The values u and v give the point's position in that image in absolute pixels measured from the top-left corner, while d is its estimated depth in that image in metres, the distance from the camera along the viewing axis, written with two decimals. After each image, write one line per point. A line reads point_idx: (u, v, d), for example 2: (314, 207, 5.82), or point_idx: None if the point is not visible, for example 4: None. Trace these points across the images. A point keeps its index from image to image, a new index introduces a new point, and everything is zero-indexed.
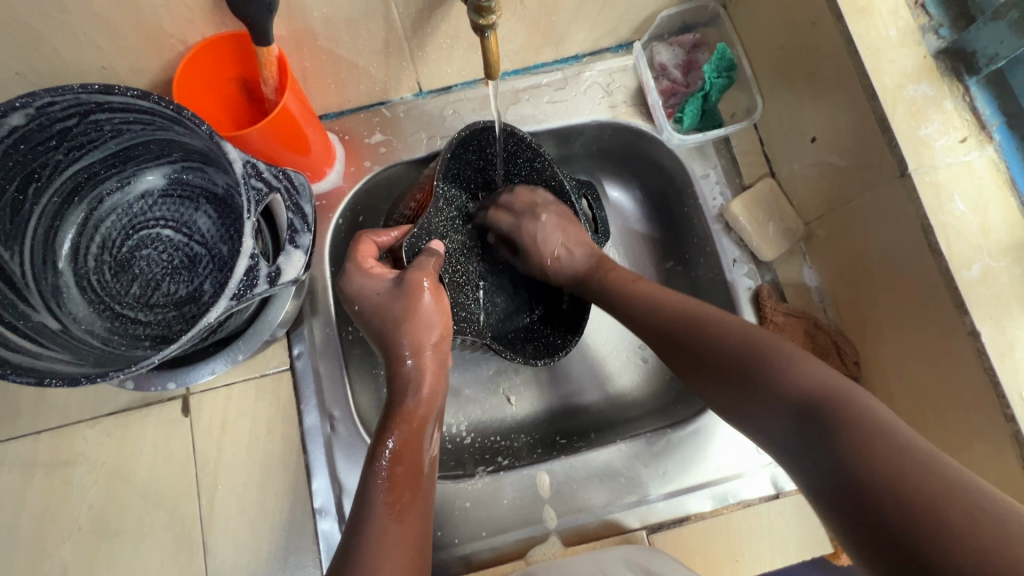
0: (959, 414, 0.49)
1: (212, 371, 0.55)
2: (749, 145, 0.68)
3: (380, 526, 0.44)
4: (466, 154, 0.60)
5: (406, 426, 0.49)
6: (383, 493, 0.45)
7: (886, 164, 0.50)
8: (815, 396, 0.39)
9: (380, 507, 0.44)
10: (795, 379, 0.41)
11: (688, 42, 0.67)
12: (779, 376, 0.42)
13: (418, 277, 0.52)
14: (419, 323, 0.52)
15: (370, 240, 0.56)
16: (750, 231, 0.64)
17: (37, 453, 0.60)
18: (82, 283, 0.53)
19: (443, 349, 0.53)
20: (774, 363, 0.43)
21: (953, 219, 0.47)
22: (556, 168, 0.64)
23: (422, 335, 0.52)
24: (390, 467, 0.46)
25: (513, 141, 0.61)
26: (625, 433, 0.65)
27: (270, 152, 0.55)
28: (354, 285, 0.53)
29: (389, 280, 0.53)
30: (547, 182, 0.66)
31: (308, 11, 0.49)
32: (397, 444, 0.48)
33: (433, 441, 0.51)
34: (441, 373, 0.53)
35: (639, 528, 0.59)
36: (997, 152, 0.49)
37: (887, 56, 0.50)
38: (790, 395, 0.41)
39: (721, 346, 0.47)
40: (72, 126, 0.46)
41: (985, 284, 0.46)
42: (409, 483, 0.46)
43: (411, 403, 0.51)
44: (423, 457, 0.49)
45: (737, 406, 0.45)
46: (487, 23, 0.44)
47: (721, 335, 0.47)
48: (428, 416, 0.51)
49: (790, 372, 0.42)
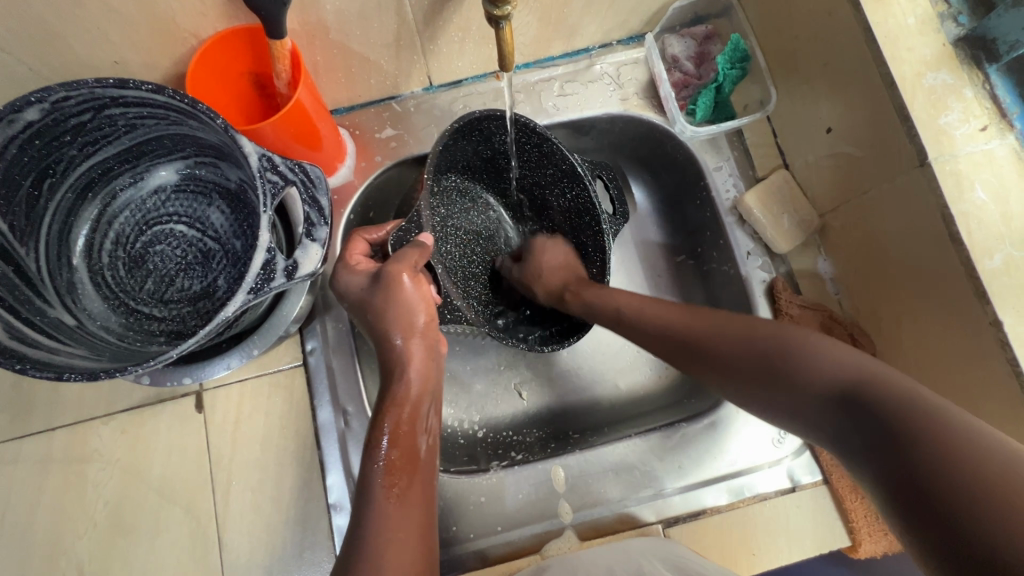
0: (979, 406, 0.49)
1: (227, 366, 0.55)
2: (762, 138, 0.67)
3: (376, 507, 0.44)
4: (469, 145, 0.60)
5: (398, 411, 0.49)
6: (380, 478, 0.45)
7: (905, 153, 0.50)
8: (852, 381, 0.40)
9: (377, 492, 0.45)
10: (822, 368, 0.41)
11: (700, 34, 0.66)
12: (805, 367, 0.42)
13: (393, 270, 0.51)
14: (403, 307, 0.51)
15: (361, 239, 0.58)
16: (765, 224, 0.63)
17: (52, 450, 0.60)
18: (97, 279, 0.53)
19: (431, 338, 0.53)
20: (791, 361, 0.44)
21: (974, 208, 0.46)
22: (567, 151, 0.58)
23: (408, 322, 0.51)
24: (388, 452, 0.46)
25: (517, 128, 0.59)
26: (640, 427, 0.65)
27: (282, 147, 0.55)
28: (341, 283, 0.54)
29: (368, 276, 0.52)
30: (558, 168, 0.61)
31: (321, 3, 0.49)
32: (391, 428, 0.48)
33: (429, 422, 0.51)
34: (431, 360, 0.53)
35: (654, 522, 0.59)
36: (1019, 139, 0.48)
37: (905, 44, 0.49)
38: (830, 385, 0.40)
39: (734, 352, 0.47)
40: (86, 120, 0.46)
41: (1009, 274, 0.45)
42: (405, 467, 0.46)
43: (401, 389, 0.50)
44: (419, 442, 0.49)
45: (769, 404, 0.45)
46: (502, 14, 0.44)
47: (727, 346, 0.48)
48: (420, 399, 0.51)
49: (813, 366, 0.42)
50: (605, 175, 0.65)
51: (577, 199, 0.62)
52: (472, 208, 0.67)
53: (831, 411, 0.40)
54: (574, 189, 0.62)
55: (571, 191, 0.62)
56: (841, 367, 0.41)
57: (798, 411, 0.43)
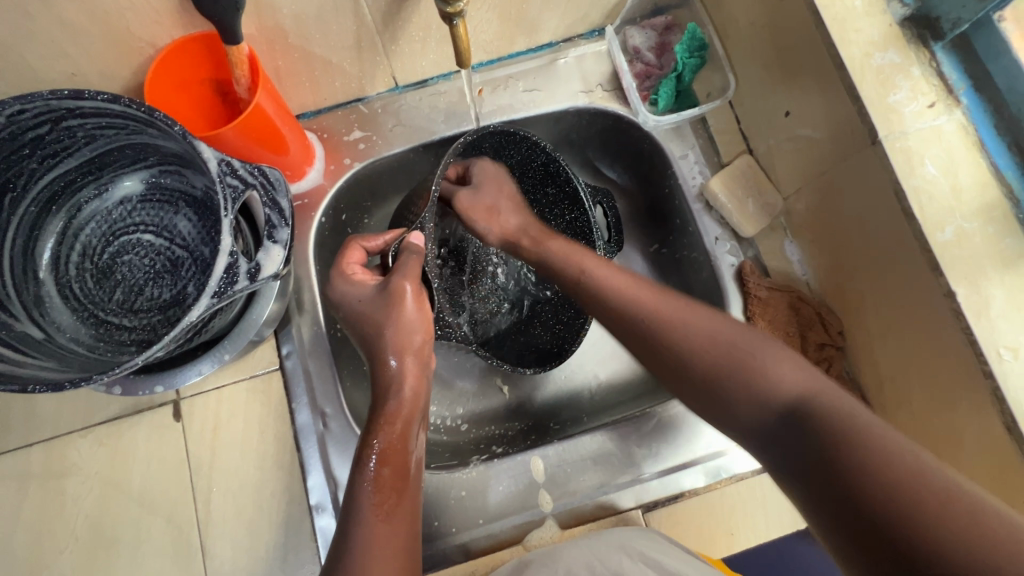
0: (939, 375, 0.50)
1: (199, 373, 0.55)
2: (726, 124, 0.68)
3: (368, 530, 0.44)
4: (479, 155, 0.62)
5: (390, 429, 0.49)
6: (369, 495, 0.45)
7: (857, 132, 0.51)
8: (803, 398, 0.42)
9: (366, 512, 0.44)
10: (773, 382, 0.43)
11: (661, 25, 0.67)
12: (759, 377, 0.44)
13: (401, 284, 0.52)
14: (402, 329, 0.52)
15: (357, 246, 0.58)
16: (730, 209, 0.64)
17: (30, 466, 0.60)
18: (64, 292, 0.53)
19: (425, 355, 0.53)
20: (750, 364, 0.45)
21: (925, 183, 0.47)
22: (572, 173, 0.62)
23: (406, 340, 0.52)
24: (378, 469, 0.46)
25: (529, 146, 0.61)
26: (617, 414, 0.67)
27: (246, 152, 0.55)
28: (337, 292, 0.55)
29: (372, 286, 0.54)
30: (562, 188, 0.65)
31: (276, 7, 0.49)
32: (381, 445, 0.47)
33: (418, 441, 0.51)
34: (423, 374, 0.53)
35: (634, 508, 0.60)
36: (965, 115, 0.49)
37: (853, 26, 0.50)
38: (781, 398, 0.42)
39: (699, 337, 0.47)
40: (44, 133, 0.46)
41: (959, 245, 0.46)
42: (396, 485, 0.46)
43: (394, 405, 0.50)
44: (410, 458, 0.49)
45: (715, 411, 0.47)
46: (454, 12, 0.46)
47: (698, 327, 0.48)
48: (412, 415, 0.51)
49: (767, 372, 0.44)
50: (602, 200, 0.67)
51: (575, 222, 0.66)
52: None
53: (774, 422, 0.43)
54: (573, 212, 0.66)
55: (569, 212, 0.66)
56: (791, 384, 0.43)
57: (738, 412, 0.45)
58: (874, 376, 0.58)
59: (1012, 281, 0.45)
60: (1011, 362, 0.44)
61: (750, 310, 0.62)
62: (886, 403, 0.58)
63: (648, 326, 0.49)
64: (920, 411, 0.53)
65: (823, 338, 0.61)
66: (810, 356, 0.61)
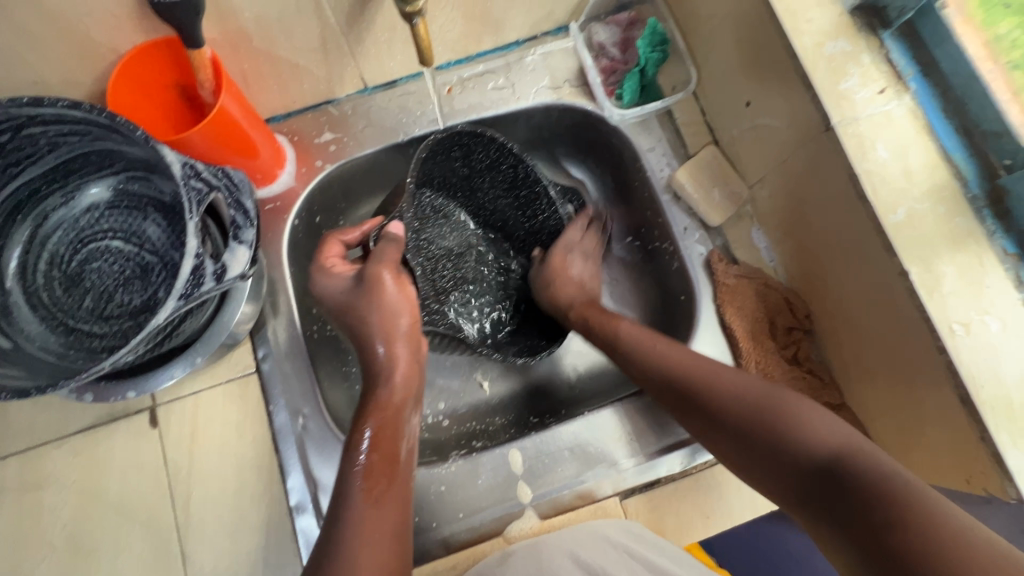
0: (902, 354, 0.51)
1: (173, 376, 0.56)
2: (691, 117, 0.70)
3: (358, 513, 0.45)
4: (449, 159, 0.61)
5: (382, 414, 0.50)
6: (359, 481, 0.46)
7: (812, 120, 0.52)
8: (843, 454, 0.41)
9: (356, 496, 0.45)
10: (819, 436, 0.43)
11: (624, 21, 0.68)
12: (801, 432, 0.43)
13: (378, 271, 0.53)
14: (386, 313, 0.53)
15: (336, 241, 0.59)
16: (696, 199, 0.66)
17: (6, 479, 0.59)
18: (33, 300, 0.53)
19: (414, 339, 0.55)
20: (786, 416, 0.45)
21: (877, 166, 0.49)
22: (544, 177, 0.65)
23: (392, 326, 0.53)
24: (367, 456, 0.47)
25: (498, 149, 0.61)
26: (595, 403, 0.68)
27: (212, 156, 0.55)
28: (319, 286, 0.55)
29: (350, 277, 0.54)
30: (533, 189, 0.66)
31: (238, 11, 0.49)
32: (373, 431, 0.49)
33: (413, 426, 0.53)
34: (414, 363, 0.55)
35: (612, 496, 0.61)
36: (914, 99, 0.50)
37: (804, 16, 0.52)
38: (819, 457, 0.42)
39: (735, 389, 0.49)
40: (5, 141, 0.46)
41: (911, 225, 0.47)
42: (385, 471, 0.47)
43: (385, 393, 0.52)
44: (401, 446, 0.49)
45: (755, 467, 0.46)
46: (414, 11, 0.47)
47: (733, 380, 0.50)
48: (403, 403, 0.52)
49: (811, 430, 0.43)
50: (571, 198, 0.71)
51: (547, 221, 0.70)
52: (449, 225, 0.68)
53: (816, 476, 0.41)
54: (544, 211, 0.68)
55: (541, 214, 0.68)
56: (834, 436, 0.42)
57: (775, 469, 0.44)
58: (840, 357, 0.60)
59: (963, 257, 0.47)
60: (963, 337, 0.45)
61: (721, 300, 0.64)
62: (852, 383, 0.59)
63: (685, 372, 0.53)
64: (883, 391, 0.55)
65: (790, 323, 0.63)
66: (778, 341, 0.63)
